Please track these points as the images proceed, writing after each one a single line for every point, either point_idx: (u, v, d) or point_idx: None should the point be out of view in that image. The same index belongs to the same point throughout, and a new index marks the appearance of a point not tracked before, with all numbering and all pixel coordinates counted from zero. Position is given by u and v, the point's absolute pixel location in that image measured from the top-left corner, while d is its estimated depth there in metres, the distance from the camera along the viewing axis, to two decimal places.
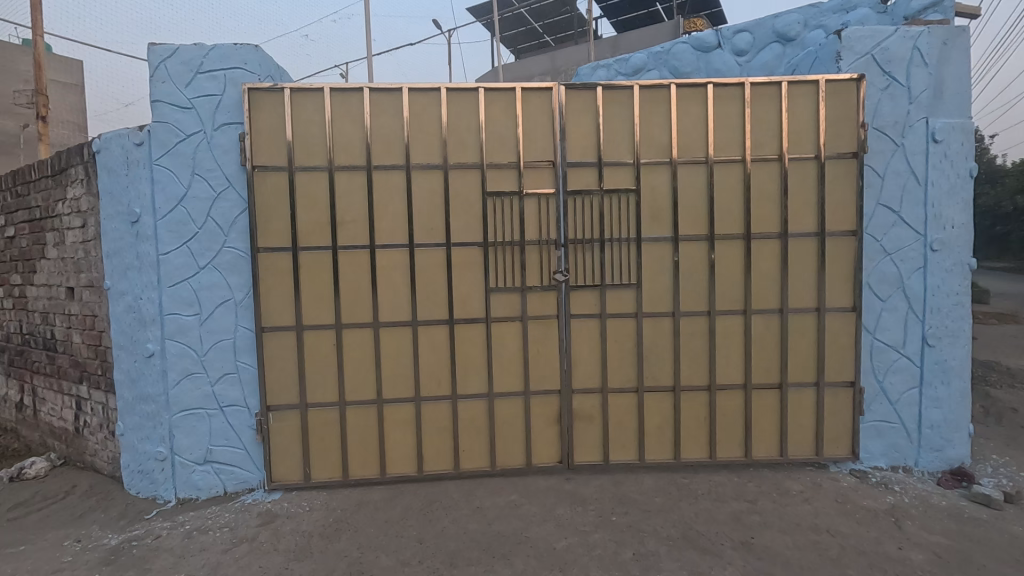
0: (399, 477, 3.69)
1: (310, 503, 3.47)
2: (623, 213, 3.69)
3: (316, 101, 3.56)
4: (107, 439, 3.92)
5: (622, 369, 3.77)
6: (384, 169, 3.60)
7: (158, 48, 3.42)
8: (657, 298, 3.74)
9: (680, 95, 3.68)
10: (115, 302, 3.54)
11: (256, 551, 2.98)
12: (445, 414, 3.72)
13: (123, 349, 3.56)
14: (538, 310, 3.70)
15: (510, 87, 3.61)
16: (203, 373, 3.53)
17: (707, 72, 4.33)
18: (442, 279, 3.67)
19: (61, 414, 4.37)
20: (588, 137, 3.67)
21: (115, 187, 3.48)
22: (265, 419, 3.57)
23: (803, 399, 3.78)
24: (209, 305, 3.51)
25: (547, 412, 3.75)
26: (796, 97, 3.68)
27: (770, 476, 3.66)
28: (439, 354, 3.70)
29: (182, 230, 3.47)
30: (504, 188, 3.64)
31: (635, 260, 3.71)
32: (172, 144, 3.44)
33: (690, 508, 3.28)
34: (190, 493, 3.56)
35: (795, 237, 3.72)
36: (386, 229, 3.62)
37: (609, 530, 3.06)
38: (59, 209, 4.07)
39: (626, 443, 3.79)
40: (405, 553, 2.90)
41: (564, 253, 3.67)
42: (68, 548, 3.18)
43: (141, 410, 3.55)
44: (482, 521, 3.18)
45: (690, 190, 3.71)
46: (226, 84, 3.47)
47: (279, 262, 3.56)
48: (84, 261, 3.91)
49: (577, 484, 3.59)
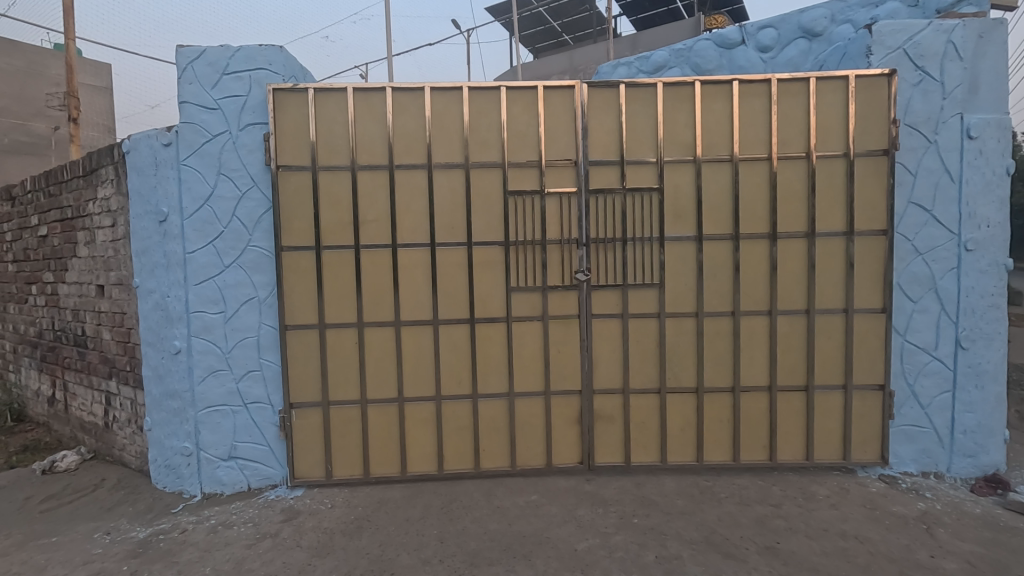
0: (419, 475, 3.70)
1: (332, 500, 3.50)
2: (645, 212, 3.64)
3: (339, 101, 3.59)
4: (135, 434, 4.01)
5: (644, 370, 3.73)
6: (406, 168, 3.61)
7: (186, 49, 3.48)
8: (680, 298, 3.69)
9: (704, 92, 3.63)
10: (143, 299, 3.60)
11: (279, 547, 3.01)
12: (466, 413, 3.72)
13: (150, 346, 3.62)
14: (559, 310, 3.67)
15: (532, 86, 3.59)
16: (228, 370, 3.57)
17: (730, 69, 4.22)
18: (463, 278, 3.66)
19: (91, 409, 4.48)
20: (610, 136, 3.64)
21: (143, 187, 3.55)
22: (288, 416, 3.61)
23: (830, 402, 3.70)
24: (234, 303, 3.55)
25: (567, 412, 3.73)
26: (824, 94, 3.60)
27: (796, 480, 3.58)
28: (459, 353, 3.70)
29: (208, 230, 3.52)
30: (526, 186, 3.63)
31: (657, 260, 3.66)
32: (199, 144, 3.50)
33: (713, 512, 3.23)
34: (215, 488, 3.61)
35: (822, 237, 3.64)
36: (408, 228, 3.63)
37: (631, 532, 3.03)
38: (90, 208, 4.17)
39: (647, 444, 3.75)
40: (426, 552, 2.90)
41: (585, 252, 3.64)
42: (98, 540, 3.24)
43: (168, 406, 3.61)
44: (503, 521, 3.18)
45: (714, 190, 3.65)
46: (251, 84, 3.52)
47: (302, 260, 3.59)
48: (113, 259, 4.00)
49: (598, 485, 3.56)
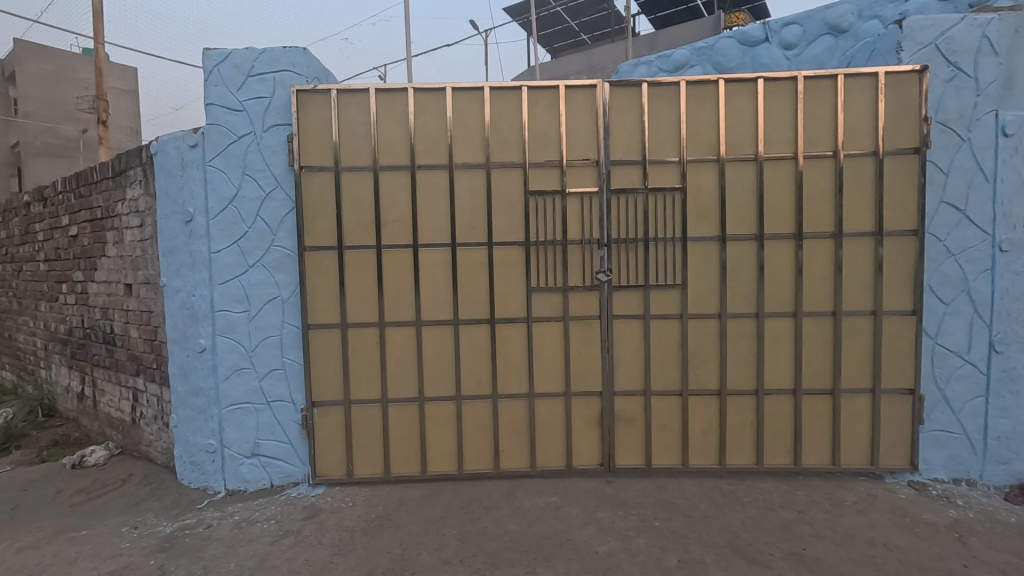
0: (439, 475, 3.71)
1: (353, 499, 3.52)
2: (668, 212, 3.61)
3: (361, 102, 3.61)
4: (162, 430, 4.08)
5: (666, 371, 3.69)
6: (427, 168, 3.62)
7: (213, 52, 3.54)
8: (702, 299, 3.64)
9: (728, 90, 3.58)
10: (170, 298, 3.66)
11: (301, 544, 3.04)
12: (486, 413, 3.72)
13: (176, 344, 3.69)
14: (580, 310, 3.65)
15: (554, 86, 3.58)
16: (252, 368, 3.62)
17: (753, 67, 4.14)
18: (484, 279, 3.66)
19: (119, 405, 4.58)
20: (632, 135, 3.61)
21: (171, 187, 3.61)
22: (310, 415, 3.65)
23: (857, 406, 3.62)
24: (258, 302, 3.60)
25: (588, 413, 3.71)
26: (853, 90, 3.52)
27: (822, 485, 3.51)
28: (480, 353, 3.70)
29: (233, 229, 3.57)
30: (547, 186, 3.61)
31: (680, 260, 3.62)
32: (224, 145, 3.54)
33: (736, 516, 3.18)
34: (238, 484, 3.67)
35: (850, 237, 3.56)
36: (429, 228, 3.64)
37: (652, 535, 3.00)
38: (119, 209, 4.26)
39: (669, 447, 3.71)
40: (446, 552, 2.91)
41: (606, 253, 3.62)
42: (126, 534, 3.31)
43: (194, 403, 3.67)
44: (523, 522, 3.17)
45: (738, 189, 3.60)
46: (276, 86, 3.56)
47: (325, 260, 3.63)
48: (141, 259, 4.08)
49: (619, 488, 3.53)
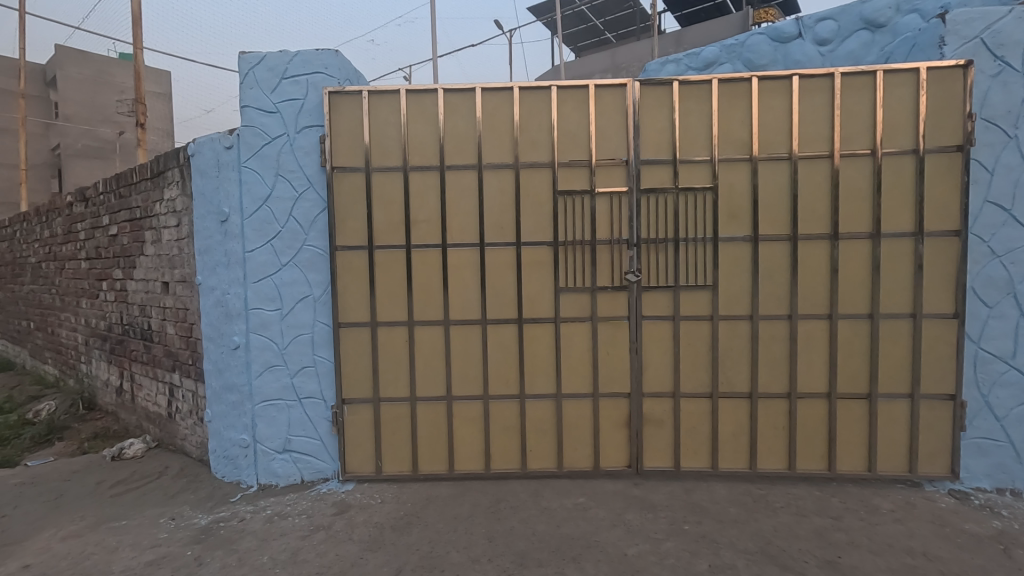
0: (466, 474, 3.73)
1: (382, 495, 3.56)
2: (698, 213, 3.56)
3: (392, 103, 3.65)
4: (196, 425, 4.20)
5: (695, 373, 3.64)
6: (456, 168, 3.64)
7: (248, 56, 3.62)
8: (734, 300, 3.59)
9: (762, 88, 3.52)
10: (206, 296, 3.77)
11: (332, 539, 3.08)
12: (513, 413, 3.72)
13: (211, 341, 3.79)
14: (609, 311, 3.63)
15: (583, 85, 3.56)
16: (284, 366, 3.69)
17: (785, 64, 3.85)
18: (513, 278, 3.66)
19: (156, 400, 4.72)
20: (662, 134, 3.57)
21: (207, 188, 3.71)
22: (340, 412, 3.70)
23: (895, 411, 3.52)
24: (290, 300, 3.66)
25: (616, 414, 3.68)
26: (892, 87, 3.43)
27: (857, 492, 3.42)
28: (507, 352, 3.70)
29: (266, 229, 3.64)
30: (576, 186, 3.60)
31: (710, 261, 3.57)
32: (258, 146, 3.62)
33: (768, 522, 3.12)
34: (270, 479, 3.74)
35: (889, 237, 3.46)
36: (458, 228, 3.66)
37: (682, 539, 2.96)
38: (157, 209, 4.39)
39: (698, 450, 3.66)
40: (475, 550, 2.91)
41: (635, 253, 3.59)
42: (164, 525, 3.40)
43: (228, 399, 3.76)
44: (550, 522, 3.16)
45: (771, 189, 3.53)
46: (308, 88, 3.62)
47: (356, 260, 3.68)
48: (178, 258, 4.19)
49: (647, 490, 3.50)
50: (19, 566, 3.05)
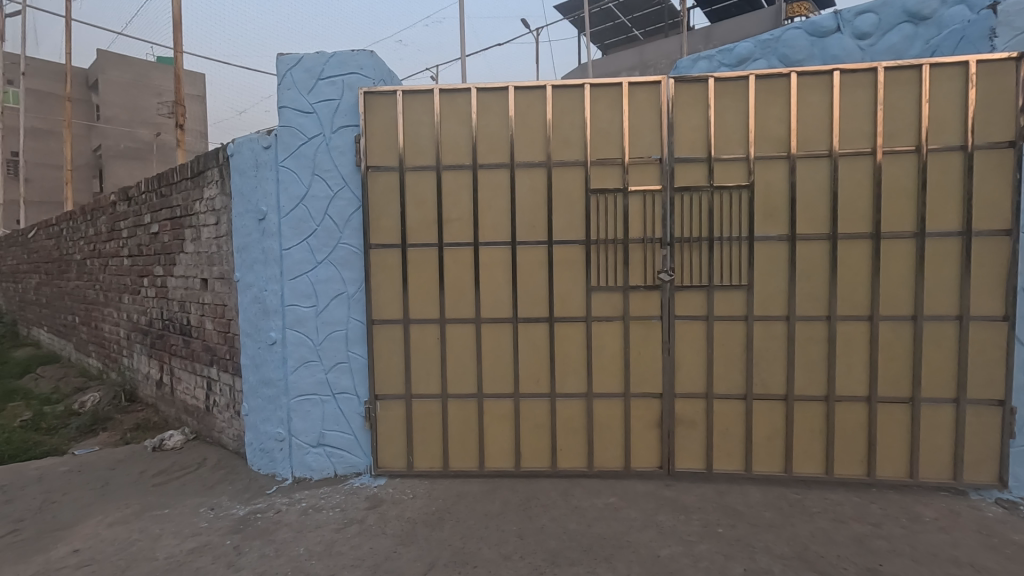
0: (496, 471, 3.74)
1: (413, 491, 3.60)
2: (733, 211, 3.50)
3: (426, 103, 3.68)
4: (233, 418, 4.31)
5: (729, 374, 3.59)
6: (489, 168, 3.66)
7: (287, 57, 3.69)
8: (770, 300, 3.52)
9: (801, 84, 3.44)
10: (244, 293, 3.87)
11: (365, 533, 3.13)
12: (543, 412, 3.72)
13: (249, 337, 3.89)
14: (641, 310, 3.60)
15: (616, 83, 3.54)
16: (318, 361, 3.76)
17: (823, 59, 3.66)
18: (544, 277, 3.66)
19: (194, 393, 4.86)
20: (697, 132, 3.52)
21: (245, 187, 3.81)
22: (373, 407, 3.76)
23: (938, 416, 3.41)
24: (325, 297, 3.73)
25: (647, 415, 3.65)
26: (940, 81, 3.32)
27: (898, 499, 3.33)
28: (538, 351, 3.70)
29: (303, 227, 3.71)
30: (608, 184, 3.57)
31: (746, 260, 3.51)
32: (295, 146, 3.69)
33: (804, 527, 3.05)
34: (304, 472, 3.82)
35: (934, 237, 3.36)
36: (490, 227, 3.68)
37: (716, 542, 2.93)
38: (196, 208, 4.52)
39: (731, 452, 3.60)
40: (506, 548, 2.92)
41: (668, 252, 3.55)
42: (204, 514, 3.51)
43: (264, 393, 3.85)
44: (581, 522, 3.15)
45: (810, 187, 3.45)
46: (344, 88, 3.68)
47: (389, 258, 3.73)
48: (217, 255, 4.31)
49: (678, 491, 3.46)
50: (69, 550, 3.18)
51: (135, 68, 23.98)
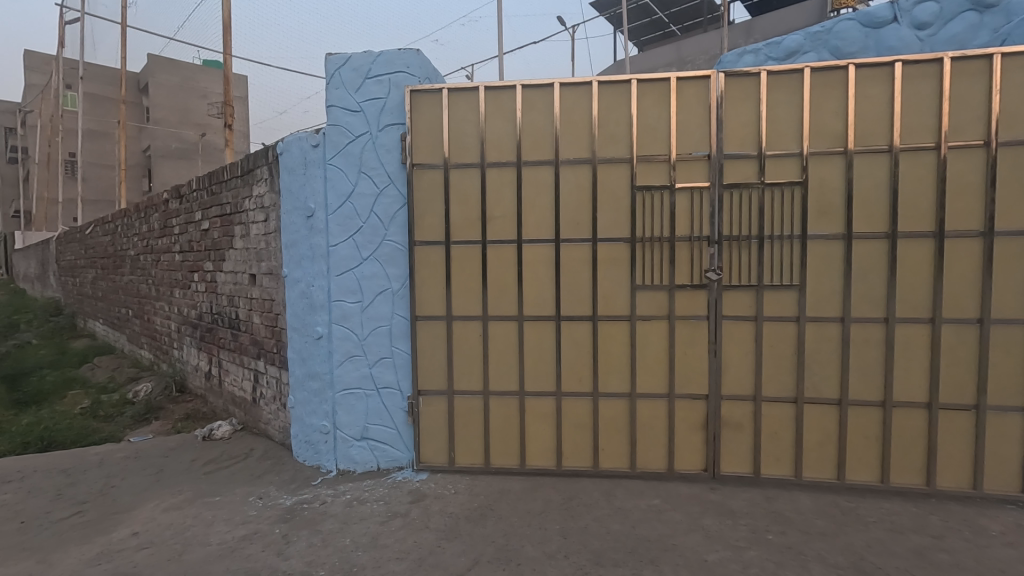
0: (537, 469, 3.74)
1: (455, 486, 3.62)
2: (786, 209, 3.40)
3: (471, 101, 3.69)
4: (280, 410, 4.42)
5: (779, 377, 3.48)
6: (533, 165, 3.64)
7: (335, 57, 3.76)
8: (823, 301, 3.40)
9: (860, 76, 3.31)
10: (292, 288, 3.97)
11: (409, 527, 3.16)
12: (586, 411, 3.69)
13: (296, 331, 3.98)
14: (687, 310, 3.53)
15: (664, 78, 3.48)
16: (363, 356, 3.82)
17: (878, 52, 3.51)
18: (587, 275, 3.63)
19: (242, 385, 5.00)
20: (748, 127, 3.43)
21: (294, 185, 3.90)
22: (416, 402, 3.80)
23: (1005, 425, 3.25)
24: (370, 293, 3.79)
25: (692, 417, 3.58)
26: (1011, 71, 3.16)
27: (959, 511, 3.17)
28: (581, 350, 3.68)
29: (349, 224, 3.77)
30: (654, 181, 3.52)
31: (798, 260, 3.40)
32: (343, 144, 3.76)
33: (859, 536, 2.94)
34: (348, 465, 3.88)
35: (1003, 236, 3.19)
36: (534, 224, 3.66)
37: (766, 548, 2.84)
38: (246, 205, 4.64)
39: (780, 456, 3.50)
40: (550, 546, 2.91)
41: (716, 251, 3.47)
42: (253, 503, 3.61)
43: (310, 386, 3.94)
44: (625, 523, 3.11)
45: (868, 184, 3.32)
46: (390, 87, 3.72)
47: (433, 255, 3.76)
48: (265, 251, 4.42)
49: (724, 495, 3.39)
50: (129, 533, 3.32)
51: (182, 71, 24.97)
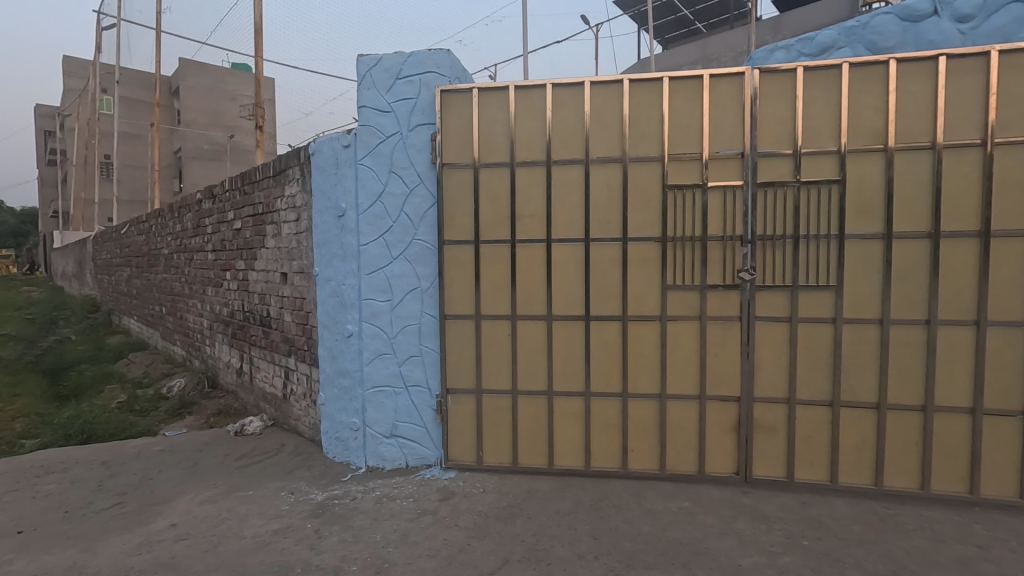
0: (565, 469, 3.72)
1: (483, 485, 3.63)
2: (822, 208, 3.32)
3: (500, 100, 3.69)
4: (310, 407, 4.48)
5: (814, 379, 3.41)
6: (563, 164, 3.63)
7: (367, 58, 3.82)
8: (861, 302, 3.31)
9: (901, 72, 3.22)
10: (323, 287, 4.03)
11: (439, 524, 3.18)
12: (615, 412, 3.66)
13: (327, 329, 4.03)
14: (719, 310, 3.48)
15: (697, 75, 3.43)
16: (392, 354, 3.85)
17: (918, 46, 3.39)
18: (617, 275, 3.60)
19: (273, 382, 5.09)
20: (783, 124, 3.37)
21: (326, 184, 3.95)
22: (445, 400, 3.82)
23: None
24: (400, 292, 3.82)
25: (724, 419, 3.53)
26: None
27: (1006, 520, 3.06)
28: (610, 350, 3.65)
29: (380, 223, 3.81)
30: (685, 180, 3.47)
31: (835, 260, 3.32)
32: (374, 145, 3.80)
33: (900, 544, 2.86)
34: (377, 462, 3.92)
35: None
36: (563, 223, 3.65)
37: (802, 554, 2.78)
38: (278, 205, 4.73)
39: (815, 461, 3.43)
40: (580, 547, 2.90)
41: (750, 250, 3.41)
42: (285, 498, 3.66)
43: (340, 383, 3.99)
44: (656, 525, 3.08)
45: (909, 182, 3.23)
46: (421, 87, 3.75)
47: (462, 254, 3.77)
48: (297, 250, 4.49)
49: (757, 499, 3.33)
50: (167, 525, 3.40)
51: (213, 74, 25.57)
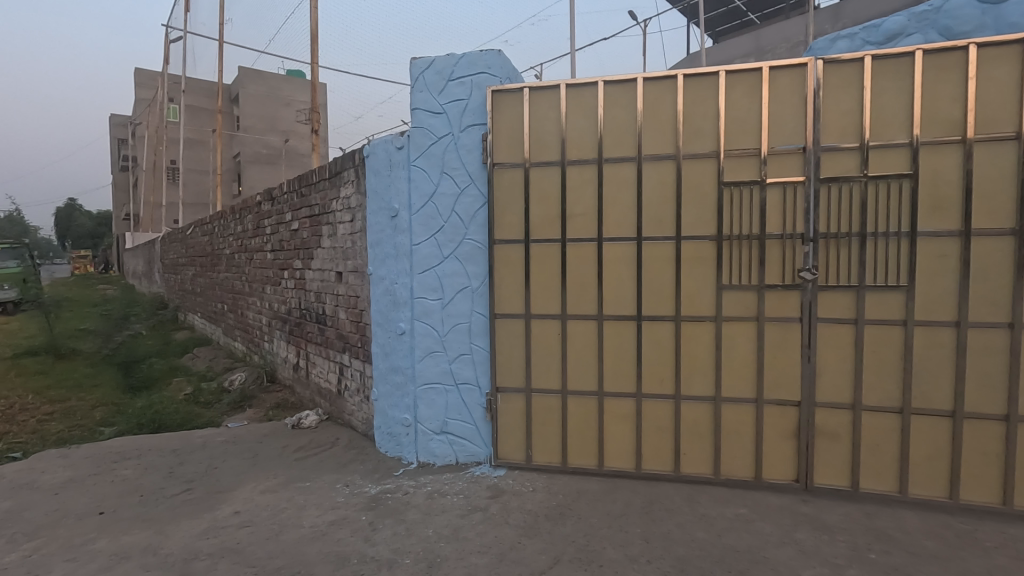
0: (616, 471, 3.68)
1: (533, 484, 3.64)
2: (892, 204, 3.15)
3: (551, 100, 3.68)
4: (363, 402, 4.61)
5: (882, 385, 3.24)
6: (615, 162, 3.59)
7: (420, 61, 3.89)
8: (935, 304, 3.13)
9: (982, 58, 3.02)
10: (377, 285, 4.13)
11: (490, 521, 3.21)
12: (667, 414, 3.59)
13: (380, 326, 4.13)
14: (778, 311, 3.36)
15: (756, 67, 3.32)
16: (443, 352, 3.91)
17: (998, 30, 3.13)
18: (670, 274, 3.53)
19: (328, 377, 5.26)
20: (848, 117, 3.21)
21: (380, 185, 4.05)
22: (494, 399, 3.85)
23: None
24: (451, 290, 3.88)
25: (782, 424, 3.40)
26: None
27: None
28: (662, 351, 3.58)
29: (432, 223, 3.88)
30: (743, 176, 3.37)
31: (906, 259, 3.15)
32: (426, 146, 3.86)
33: (978, 562, 2.68)
34: (428, 457, 4.00)
35: None
36: (615, 221, 3.61)
37: (868, 567, 2.65)
38: (334, 206, 4.88)
39: (882, 470, 3.26)
40: (632, 550, 2.86)
41: (811, 249, 3.27)
42: (341, 490, 3.78)
43: (393, 380, 4.08)
44: (710, 531, 3.00)
45: (990, 176, 3.02)
46: (472, 88, 3.79)
47: (512, 253, 3.79)
48: (351, 250, 4.62)
49: (819, 509, 3.19)
50: (231, 512, 3.57)
51: (270, 81, 26.65)
